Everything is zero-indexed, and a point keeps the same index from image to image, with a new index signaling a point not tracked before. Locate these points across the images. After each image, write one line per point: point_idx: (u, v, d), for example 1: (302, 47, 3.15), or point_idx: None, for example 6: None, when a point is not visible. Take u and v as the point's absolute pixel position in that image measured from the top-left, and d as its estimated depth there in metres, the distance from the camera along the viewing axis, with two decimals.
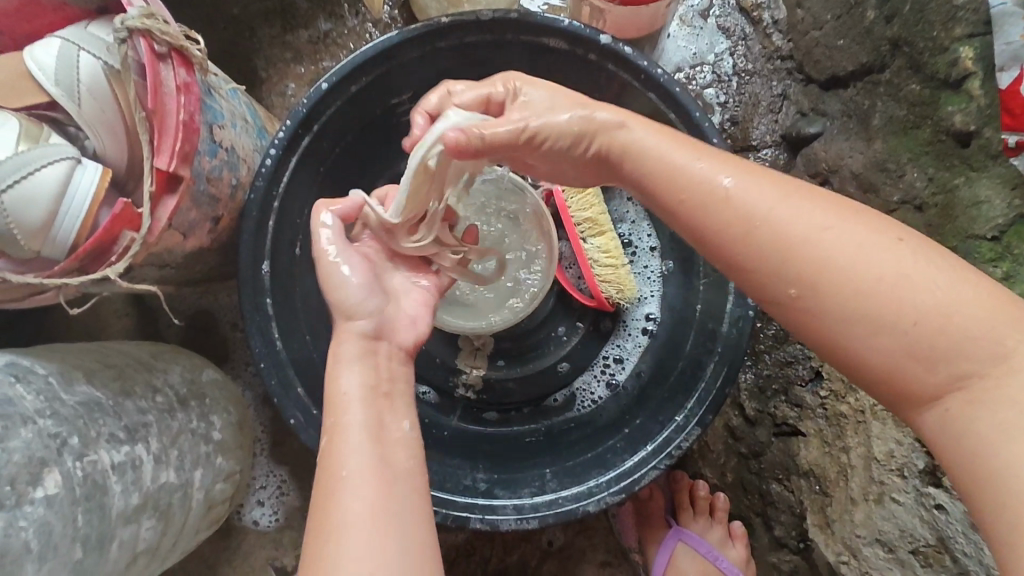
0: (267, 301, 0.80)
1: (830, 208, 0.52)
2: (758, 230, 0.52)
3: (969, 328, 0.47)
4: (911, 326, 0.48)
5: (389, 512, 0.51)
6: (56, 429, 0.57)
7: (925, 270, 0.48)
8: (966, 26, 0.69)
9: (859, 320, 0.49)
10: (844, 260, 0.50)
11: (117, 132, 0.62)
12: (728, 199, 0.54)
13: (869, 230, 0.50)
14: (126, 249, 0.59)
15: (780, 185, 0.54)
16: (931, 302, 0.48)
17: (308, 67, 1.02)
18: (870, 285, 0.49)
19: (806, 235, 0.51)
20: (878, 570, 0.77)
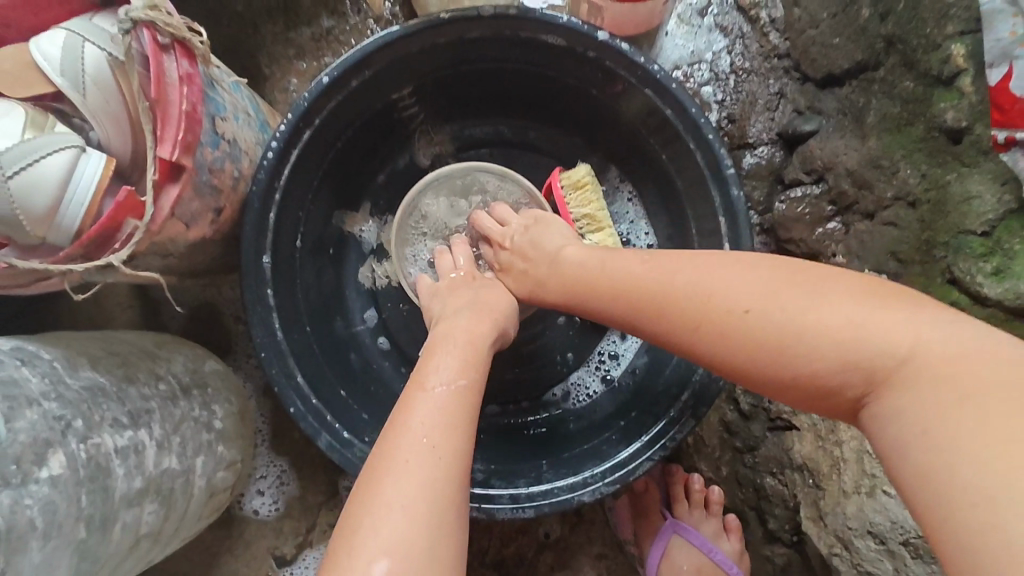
0: (268, 292, 0.81)
1: (695, 274, 0.62)
2: (656, 319, 0.63)
3: (847, 350, 0.52)
4: (789, 367, 0.55)
5: (456, 465, 0.56)
6: (60, 411, 0.58)
7: (811, 314, 0.54)
8: (958, 23, 0.70)
9: (753, 362, 0.57)
10: (739, 317, 0.57)
11: (120, 122, 0.63)
12: (633, 284, 0.65)
13: (737, 289, 0.58)
14: (128, 237, 0.61)
15: (669, 264, 0.64)
16: (815, 340, 0.54)
17: (311, 63, 1.03)
18: (760, 335, 0.56)
19: (687, 312, 0.60)
20: (869, 561, 0.78)
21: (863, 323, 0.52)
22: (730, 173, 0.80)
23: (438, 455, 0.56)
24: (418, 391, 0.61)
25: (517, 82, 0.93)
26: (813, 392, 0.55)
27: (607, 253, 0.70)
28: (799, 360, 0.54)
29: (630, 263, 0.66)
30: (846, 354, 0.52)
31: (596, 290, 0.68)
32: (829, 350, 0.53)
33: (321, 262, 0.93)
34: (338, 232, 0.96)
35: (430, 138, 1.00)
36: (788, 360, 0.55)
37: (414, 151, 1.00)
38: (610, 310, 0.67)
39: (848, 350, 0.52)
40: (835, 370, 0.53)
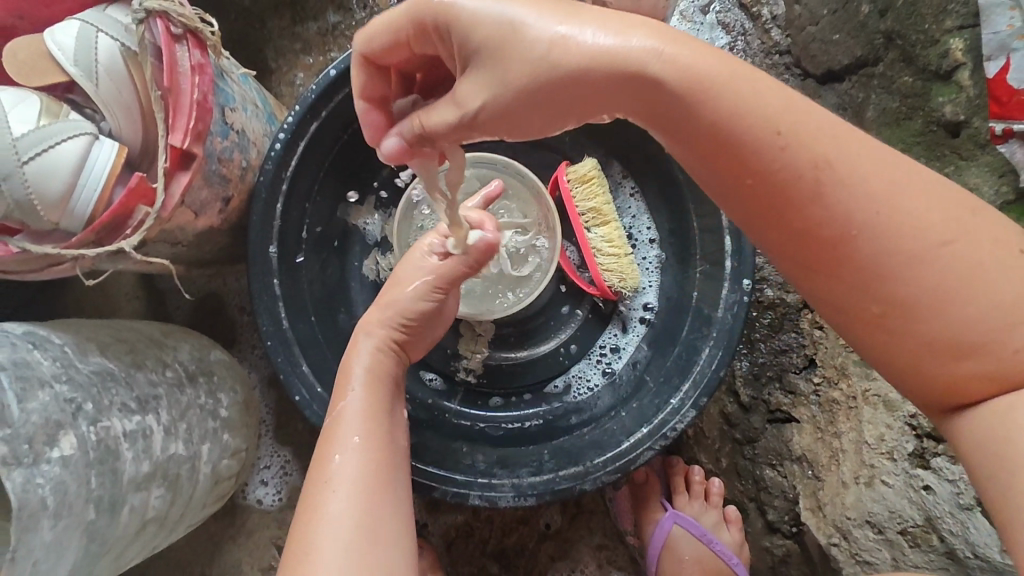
0: (274, 282, 0.82)
1: (863, 150, 0.44)
2: (771, 179, 0.44)
3: (948, 269, 0.43)
4: (901, 281, 0.43)
5: (368, 474, 0.62)
6: (71, 394, 0.59)
7: (928, 220, 0.43)
8: (956, 18, 0.71)
9: (834, 251, 0.44)
10: (839, 189, 0.43)
11: (131, 111, 0.64)
12: (780, 138, 0.43)
13: (905, 186, 0.43)
14: (140, 223, 0.62)
15: (849, 137, 0.44)
16: (925, 254, 0.43)
17: (317, 58, 1.04)
18: (862, 227, 0.43)
19: (830, 177, 0.43)
20: (867, 550, 0.79)
21: (979, 260, 0.43)
22: None
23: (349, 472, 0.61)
24: (330, 424, 0.67)
25: None
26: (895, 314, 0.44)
27: (749, 76, 0.44)
28: (895, 279, 0.44)
29: (783, 100, 0.44)
30: (943, 277, 0.43)
31: (713, 126, 0.44)
32: (926, 267, 0.43)
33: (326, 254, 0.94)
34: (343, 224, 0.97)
35: None
36: (887, 266, 0.43)
37: None
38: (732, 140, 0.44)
39: (950, 274, 0.43)
40: (927, 291, 0.43)
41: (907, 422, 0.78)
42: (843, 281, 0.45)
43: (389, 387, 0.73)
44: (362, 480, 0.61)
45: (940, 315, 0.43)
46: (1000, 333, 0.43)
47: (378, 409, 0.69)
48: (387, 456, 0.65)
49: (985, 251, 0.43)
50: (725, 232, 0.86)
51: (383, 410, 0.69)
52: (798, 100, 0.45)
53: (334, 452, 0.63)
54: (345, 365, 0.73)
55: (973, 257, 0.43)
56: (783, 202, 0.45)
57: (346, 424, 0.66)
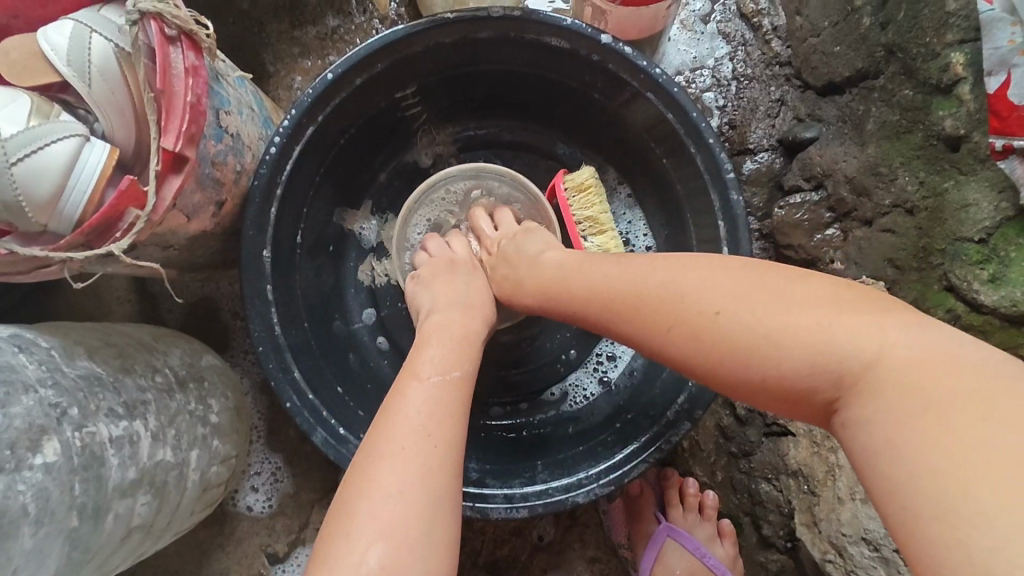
0: (268, 287, 0.81)
1: (669, 271, 0.61)
2: (632, 319, 0.61)
3: (771, 336, 0.53)
4: (746, 362, 0.55)
5: (439, 459, 0.57)
6: (56, 399, 0.58)
7: (712, 298, 0.57)
8: (957, 32, 0.71)
9: (659, 336, 0.59)
10: (646, 304, 0.60)
11: (124, 113, 0.63)
12: (616, 283, 0.63)
13: (713, 290, 0.57)
14: (130, 227, 0.61)
15: (660, 265, 0.62)
16: (730, 328, 0.55)
17: (315, 62, 1.04)
18: (671, 319, 0.58)
19: (656, 305, 0.60)
20: (863, 568, 0.78)
21: (750, 314, 0.55)
22: (730, 178, 0.81)
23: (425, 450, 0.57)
24: (411, 373, 0.63)
25: (519, 85, 0.94)
26: (782, 396, 0.54)
27: (580, 259, 0.69)
28: (732, 367, 0.55)
29: (607, 265, 0.66)
30: (770, 341, 0.53)
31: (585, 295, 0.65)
32: (758, 338, 0.54)
33: (320, 259, 0.93)
34: (339, 229, 0.96)
35: (432, 138, 1.01)
36: (726, 346, 0.55)
37: (416, 151, 1.01)
38: (591, 304, 0.65)
39: (777, 336, 0.53)
40: (766, 352, 0.53)
41: None
42: (709, 367, 0.57)
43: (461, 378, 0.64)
44: (413, 498, 0.54)
45: (782, 377, 0.53)
46: (845, 360, 0.50)
47: (444, 404, 0.60)
48: (444, 468, 0.57)
49: (761, 305, 0.55)
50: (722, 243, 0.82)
51: (456, 386, 0.62)
52: (620, 259, 0.65)
53: (384, 456, 0.56)
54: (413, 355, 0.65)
55: (793, 320, 0.53)
56: (643, 331, 0.61)
57: (408, 418, 0.59)
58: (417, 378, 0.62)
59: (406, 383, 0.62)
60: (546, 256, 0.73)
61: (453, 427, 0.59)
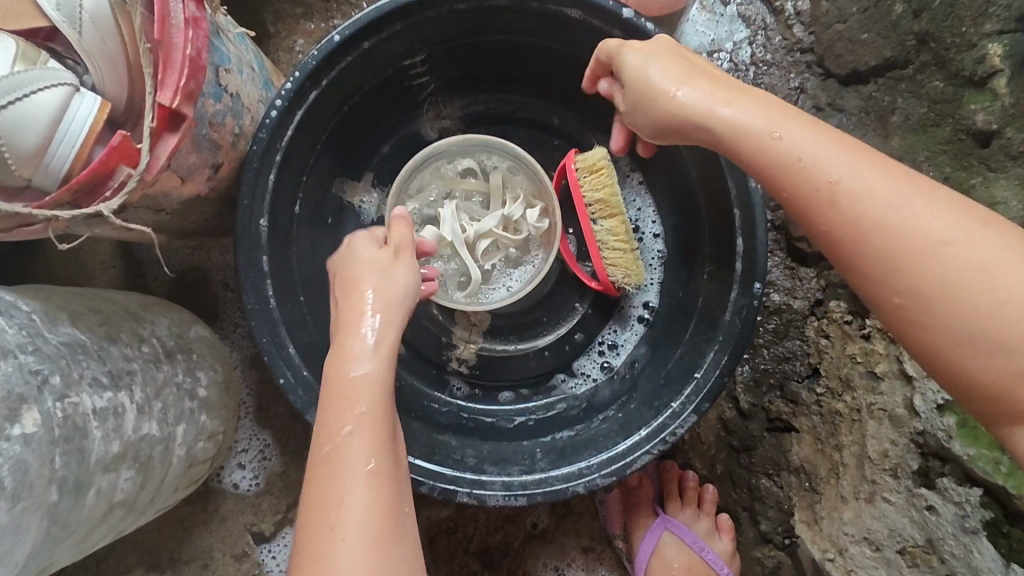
0: (263, 258, 0.77)
1: (894, 179, 0.53)
2: (807, 187, 0.54)
3: (886, 215, 0.52)
4: (930, 291, 0.51)
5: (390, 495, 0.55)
6: (37, 365, 0.55)
7: (936, 220, 0.51)
8: (996, 23, 0.69)
9: (814, 206, 0.54)
10: (853, 202, 0.53)
11: (117, 64, 0.59)
12: (821, 164, 0.54)
13: (945, 214, 0.51)
14: (121, 185, 0.57)
15: (891, 172, 0.53)
16: (923, 236, 0.51)
17: (318, 24, 0.99)
18: (848, 197, 0.53)
19: (860, 204, 0.53)
20: (864, 568, 0.77)
21: (969, 253, 0.50)
22: None
23: (372, 488, 0.55)
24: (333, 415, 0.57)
25: (531, 58, 0.90)
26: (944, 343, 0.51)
27: (813, 130, 0.56)
28: (896, 289, 0.52)
29: (824, 140, 0.55)
30: (884, 221, 0.52)
31: (765, 165, 0.57)
32: (855, 207, 0.53)
33: (316, 232, 0.89)
34: (338, 201, 0.93)
35: (438, 111, 0.97)
36: (844, 219, 0.53)
37: (421, 124, 0.97)
38: (789, 171, 0.55)
39: (881, 209, 0.52)
40: (873, 221, 0.52)
41: (913, 439, 0.76)
42: (859, 268, 0.53)
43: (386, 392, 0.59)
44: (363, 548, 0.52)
45: (946, 326, 0.51)
46: (942, 258, 0.51)
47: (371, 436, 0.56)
48: (393, 497, 0.55)
49: (989, 253, 0.50)
50: (737, 232, 0.80)
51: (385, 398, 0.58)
52: (844, 141, 0.55)
53: (330, 539, 0.53)
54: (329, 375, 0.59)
55: (897, 196, 0.52)
56: (830, 208, 0.54)
57: (342, 460, 0.55)
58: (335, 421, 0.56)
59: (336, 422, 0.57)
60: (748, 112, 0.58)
61: (390, 452, 0.57)
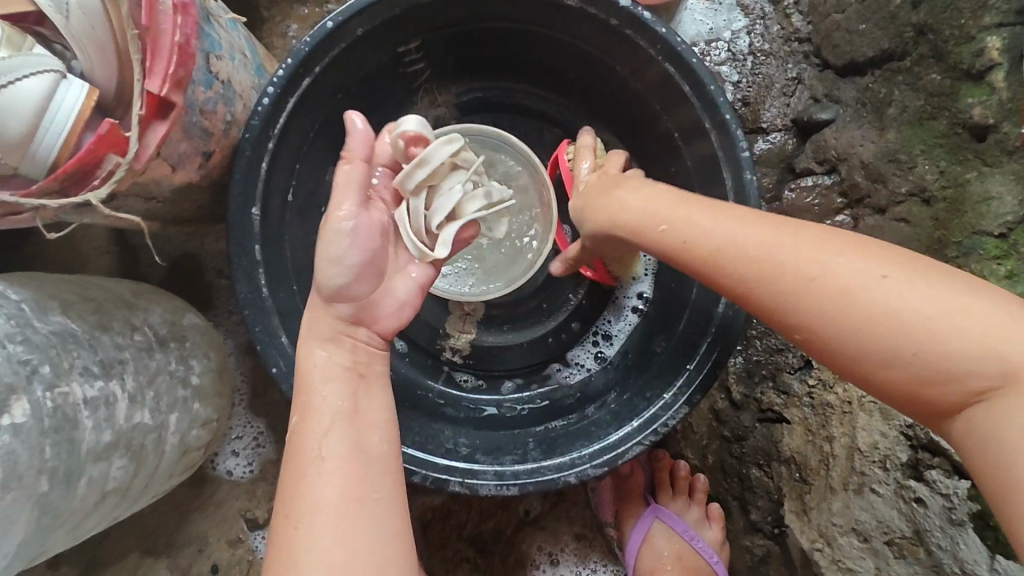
0: (255, 246, 0.76)
1: (763, 225, 0.54)
2: (682, 253, 0.57)
3: (757, 256, 0.53)
4: (827, 318, 0.49)
5: (355, 479, 0.56)
6: (26, 356, 0.55)
7: (808, 253, 0.51)
8: (995, 15, 0.68)
9: (699, 266, 0.56)
10: (726, 257, 0.54)
11: (105, 51, 0.58)
12: (694, 227, 0.57)
13: (819, 244, 0.51)
14: (109, 174, 0.57)
15: (761, 220, 0.55)
16: (794, 268, 0.51)
17: (312, 9, 0.97)
18: (727, 248, 0.54)
19: (736, 254, 0.54)
20: (851, 558, 0.78)
21: (846, 276, 0.49)
22: (745, 157, 0.76)
23: (338, 472, 0.56)
24: (302, 409, 0.60)
25: (527, 45, 0.89)
26: (868, 358, 0.48)
27: (685, 203, 0.59)
28: (785, 325, 0.52)
29: (703, 209, 0.58)
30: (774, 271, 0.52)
31: (653, 240, 0.60)
32: (732, 258, 0.54)
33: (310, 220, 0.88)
34: None
35: (433, 98, 0.96)
36: (723, 273, 0.55)
37: (415, 111, 0.96)
38: (670, 245, 0.58)
39: (750, 253, 0.53)
40: (751, 271, 0.53)
41: (902, 432, 0.77)
42: (762, 304, 0.53)
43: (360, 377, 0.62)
44: (338, 516, 0.54)
45: (848, 346, 0.49)
46: (820, 289, 0.50)
47: (344, 419, 0.59)
48: (359, 479, 0.56)
49: (860, 272, 0.49)
50: None
51: (355, 393, 0.61)
52: (716, 207, 0.58)
53: (293, 530, 0.54)
54: (302, 362, 0.63)
55: (772, 241, 0.53)
56: (705, 264, 0.56)
57: (313, 446, 0.57)
58: (312, 405, 0.60)
59: (306, 420, 0.59)
60: (649, 192, 0.63)
61: (360, 439, 0.59)
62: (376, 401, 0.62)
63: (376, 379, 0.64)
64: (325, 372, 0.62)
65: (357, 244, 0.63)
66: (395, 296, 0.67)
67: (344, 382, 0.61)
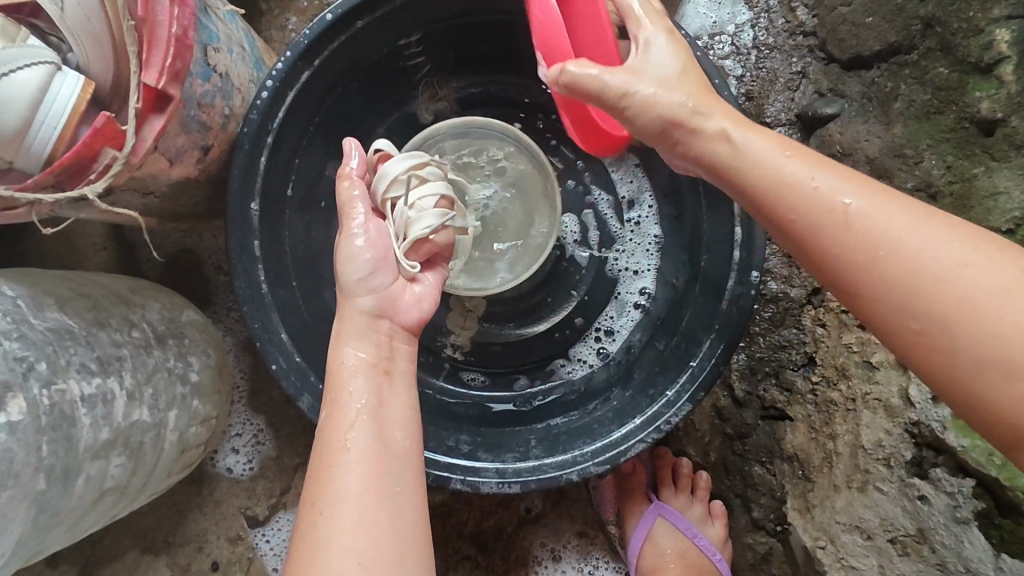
0: (254, 242, 0.76)
1: (888, 203, 0.52)
2: (776, 204, 0.54)
3: (858, 227, 0.51)
4: (913, 307, 0.49)
5: (381, 475, 0.55)
6: (22, 352, 0.54)
7: (937, 242, 0.50)
8: (1004, 8, 0.68)
9: (793, 222, 0.54)
10: (838, 224, 0.52)
11: (100, 42, 0.57)
12: (802, 182, 0.53)
13: (937, 233, 0.50)
14: (106, 168, 0.56)
15: (887, 195, 0.53)
16: (903, 255, 0.50)
17: (311, 2, 0.96)
18: (844, 218, 0.52)
19: (864, 224, 0.51)
20: (854, 556, 0.78)
21: (952, 262, 0.49)
22: None
23: (363, 467, 0.55)
24: (331, 402, 0.59)
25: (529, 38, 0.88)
26: (937, 356, 0.49)
27: (804, 159, 0.54)
28: (872, 302, 0.51)
29: (813, 161, 0.54)
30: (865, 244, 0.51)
31: (742, 192, 0.57)
32: (828, 229, 0.52)
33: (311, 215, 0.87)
34: None
35: (434, 92, 0.95)
36: (838, 239, 0.52)
37: (416, 105, 0.95)
38: (791, 193, 0.54)
39: (861, 220, 0.51)
40: (853, 243, 0.52)
41: (907, 429, 0.76)
42: (851, 288, 0.52)
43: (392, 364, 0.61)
44: (361, 511, 0.53)
45: (924, 337, 0.49)
46: (939, 288, 0.49)
47: (368, 414, 0.58)
48: (383, 476, 0.55)
49: (986, 266, 0.48)
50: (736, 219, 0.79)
51: (381, 388, 0.60)
52: (837, 168, 0.54)
53: (318, 521, 0.53)
54: (333, 360, 0.62)
55: (884, 219, 0.51)
56: (807, 224, 0.53)
57: (337, 441, 0.56)
58: (340, 398, 0.58)
59: (335, 413, 0.58)
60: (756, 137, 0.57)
61: (384, 433, 0.57)
62: (399, 396, 0.60)
63: (401, 376, 0.62)
64: (352, 366, 0.60)
65: (372, 244, 0.64)
66: (414, 290, 0.67)
67: (368, 376, 0.60)
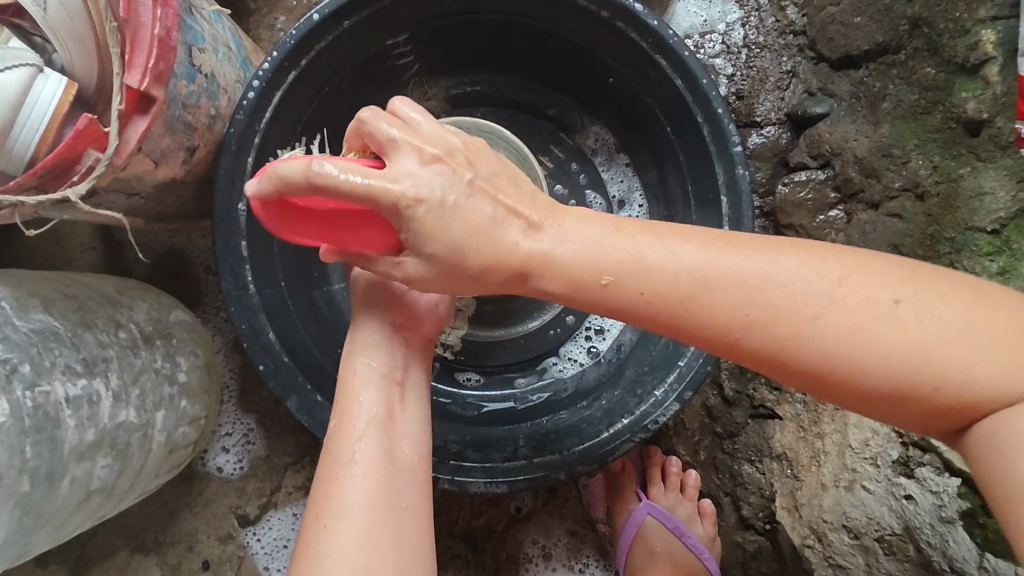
0: (242, 243, 0.76)
1: (689, 240, 0.52)
2: (627, 271, 0.51)
3: (771, 302, 0.49)
4: (827, 357, 0.49)
5: (388, 487, 0.56)
6: (5, 355, 0.54)
7: (799, 277, 0.49)
8: (990, 9, 0.69)
9: (692, 313, 0.50)
10: (726, 290, 0.50)
11: (83, 42, 0.57)
12: (673, 259, 0.51)
13: (795, 262, 0.50)
14: (89, 170, 0.56)
15: (683, 235, 0.52)
16: (787, 297, 0.49)
17: (300, 1, 0.96)
18: (711, 278, 0.50)
19: (719, 271, 0.50)
20: (842, 555, 0.78)
21: (831, 302, 0.49)
22: (737, 152, 0.75)
23: (369, 477, 0.55)
24: (340, 411, 0.59)
25: (518, 37, 0.88)
26: (898, 393, 0.49)
27: (651, 236, 0.52)
28: (812, 352, 0.49)
29: (640, 235, 0.52)
30: (760, 310, 0.49)
31: (632, 288, 0.51)
32: (743, 292, 0.50)
33: None
34: None
35: (424, 91, 0.95)
36: (729, 317, 0.50)
37: (405, 104, 0.95)
38: (664, 287, 0.51)
39: (730, 281, 0.50)
40: (762, 303, 0.49)
41: (895, 430, 0.76)
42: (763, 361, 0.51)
43: (401, 354, 0.63)
44: (365, 524, 0.53)
45: (854, 367, 0.49)
46: (816, 334, 0.49)
47: (379, 425, 0.58)
48: (389, 489, 0.56)
49: (855, 300, 0.49)
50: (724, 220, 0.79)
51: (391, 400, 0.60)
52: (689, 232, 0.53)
53: (321, 530, 0.54)
54: (345, 370, 0.62)
55: (731, 264, 0.50)
56: (691, 306, 0.50)
57: (343, 450, 0.57)
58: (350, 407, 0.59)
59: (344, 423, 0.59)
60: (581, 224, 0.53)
61: (393, 445, 0.58)
62: (411, 411, 0.61)
63: (413, 387, 0.63)
64: (364, 376, 0.61)
65: None
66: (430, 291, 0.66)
67: (379, 386, 0.60)
